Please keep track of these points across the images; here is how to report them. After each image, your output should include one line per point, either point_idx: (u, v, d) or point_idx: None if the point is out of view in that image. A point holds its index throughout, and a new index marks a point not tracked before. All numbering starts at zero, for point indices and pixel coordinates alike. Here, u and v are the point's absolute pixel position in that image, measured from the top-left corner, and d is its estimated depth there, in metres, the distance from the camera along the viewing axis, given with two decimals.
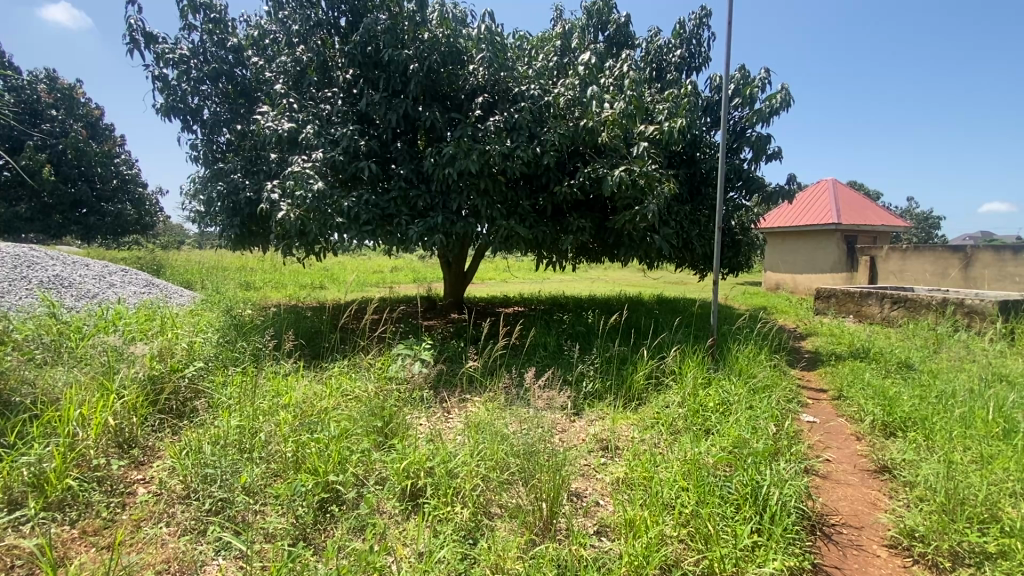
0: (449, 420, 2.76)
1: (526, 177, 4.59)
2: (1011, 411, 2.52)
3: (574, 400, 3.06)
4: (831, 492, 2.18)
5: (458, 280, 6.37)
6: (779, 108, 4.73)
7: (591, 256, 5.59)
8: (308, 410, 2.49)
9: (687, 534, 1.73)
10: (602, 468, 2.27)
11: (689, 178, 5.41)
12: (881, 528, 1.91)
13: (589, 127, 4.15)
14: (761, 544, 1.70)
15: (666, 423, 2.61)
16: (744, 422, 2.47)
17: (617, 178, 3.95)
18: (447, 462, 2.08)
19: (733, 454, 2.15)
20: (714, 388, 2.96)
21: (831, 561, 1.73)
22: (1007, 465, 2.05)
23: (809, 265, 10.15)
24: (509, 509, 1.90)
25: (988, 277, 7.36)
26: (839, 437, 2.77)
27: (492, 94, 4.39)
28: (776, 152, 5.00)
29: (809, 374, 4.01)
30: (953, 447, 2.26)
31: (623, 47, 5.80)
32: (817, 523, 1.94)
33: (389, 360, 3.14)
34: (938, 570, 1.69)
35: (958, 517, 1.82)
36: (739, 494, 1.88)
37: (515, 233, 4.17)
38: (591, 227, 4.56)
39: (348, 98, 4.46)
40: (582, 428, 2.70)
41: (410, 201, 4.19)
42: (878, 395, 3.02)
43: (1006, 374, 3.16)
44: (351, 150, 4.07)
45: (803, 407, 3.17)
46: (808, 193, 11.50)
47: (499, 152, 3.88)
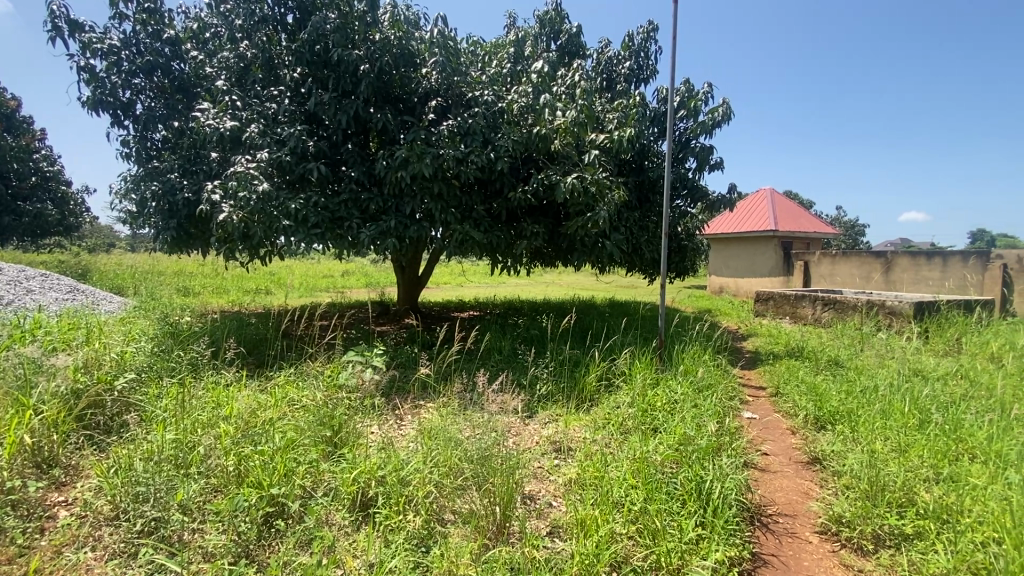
0: (401, 426, 2.72)
1: (480, 181, 4.57)
2: (924, 402, 2.73)
3: (529, 402, 3.10)
4: (769, 484, 2.31)
5: (411, 286, 6.29)
6: (721, 121, 4.98)
7: (545, 261, 5.66)
8: (250, 421, 2.37)
9: (635, 531, 1.77)
10: (554, 470, 2.30)
11: (638, 185, 5.58)
12: (814, 516, 2.04)
13: (542, 135, 4.22)
14: (704, 536, 1.76)
15: (616, 424, 2.68)
16: (689, 420, 2.57)
17: (569, 185, 4.04)
18: (399, 470, 2.06)
19: (679, 451, 2.23)
20: (663, 388, 3.06)
21: (768, 549, 1.84)
22: (921, 454, 2.22)
23: (751, 269, 10.69)
24: (462, 515, 1.88)
25: (906, 281, 7.90)
26: (776, 432, 2.94)
27: (446, 99, 4.37)
28: (718, 163, 5.26)
29: (749, 373, 4.22)
30: (875, 437, 2.43)
31: (575, 56, 5.93)
32: (756, 514, 2.04)
33: (338, 367, 3.05)
34: (862, 552, 1.81)
35: (879, 502, 1.96)
36: (684, 490, 1.94)
37: (469, 238, 4.18)
38: (545, 232, 4.63)
39: (295, 97, 4.33)
40: (536, 432, 2.72)
41: (361, 204, 4.14)
42: (810, 391, 3.23)
43: (921, 369, 3.45)
44: (299, 150, 3.97)
45: (743, 404, 3.34)
46: (748, 202, 12.13)
47: (452, 157, 3.86)
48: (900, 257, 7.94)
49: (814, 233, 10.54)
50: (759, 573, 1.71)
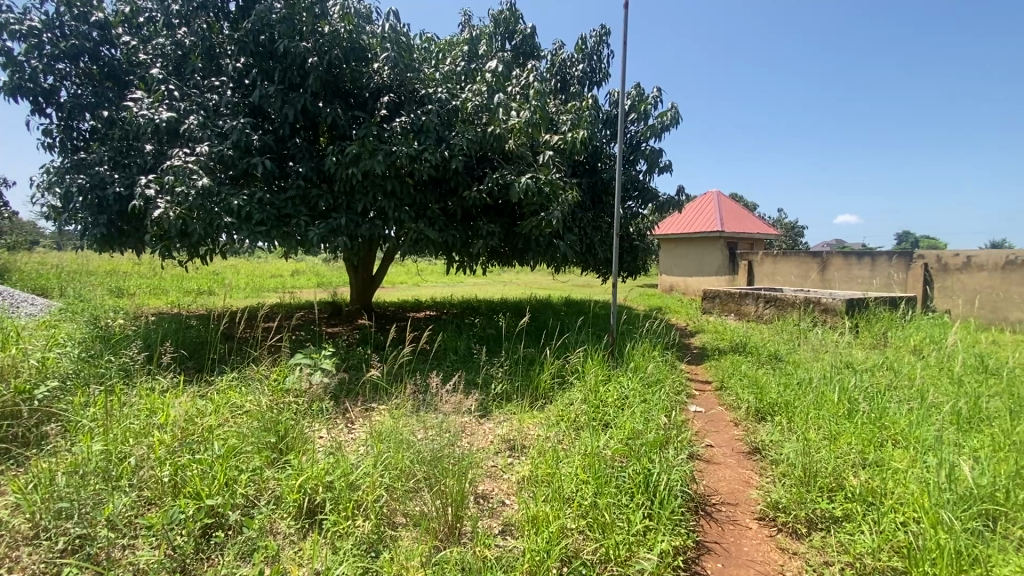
0: (352, 430, 2.65)
1: (434, 179, 4.52)
2: (852, 392, 2.91)
3: (483, 402, 3.10)
4: (713, 474, 2.41)
5: (365, 286, 6.15)
6: (669, 125, 5.14)
7: (501, 261, 5.67)
8: (188, 429, 2.25)
9: (585, 524, 1.80)
10: (508, 468, 2.30)
11: (592, 186, 5.68)
12: (753, 503, 2.14)
13: (496, 134, 4.23)
14: (651, 527, 1.82)
15: (569, 421, 2.72)
16: (638, 415, 2.65)
17: (523, 184, 4.06)
18: (348, 475, 2.01)
19: (628, 445, 2.29)
20: (614, 384, 3.14)
21: (712, 536, 1.92)
22: (849, 442, 2.36)
23: (699, 269, 11.10)
24: (413, 518, 1.86)
25: (838, 278, 8.40)
26: (720, 424, 3.07)
27: (398, 95, 4.31)
28: (667, 166, 5.43)
29: (696, 368, 4.38)
30: (809, 427, 2.58)
31: (529, 57, 5.97)
32: (700, 503, 2.13)
33: (285, 370, 2.95)
34: (796, 535, 1.91)
35: (812, 487, 2.08)
36: (633, 482, 1.99)
37: (423, 237, 4.12)
38: (500, 232, 4.63)
39: (239, 88, 4.13)
40: (490, 431, 2.72)
41: (309, 201, 4.02)
42: (752, 384, 3.39)
43: (851, 362, 3.69)
44: (242, 144, 3.80)
45: (689, 399, 3.47)
46: (696, 204, 12.60)
47: (405, 154, 3.80)
48: (834, 257, 8.43)
49: (757, 234, 11.07)
50: (703, 561, 1.78)
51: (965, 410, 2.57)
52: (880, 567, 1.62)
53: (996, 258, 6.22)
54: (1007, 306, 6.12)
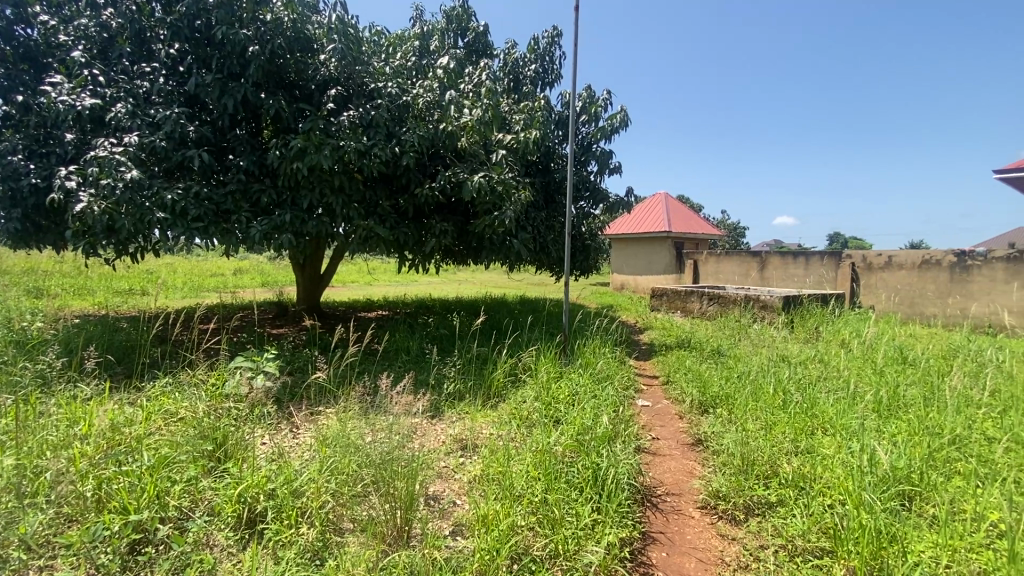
0: (297, 435, 2.56)
1: (384, 176, 4.42)
2: (786, 383, 3.08)
3: (435, 402, 3.07)
4: (659, 465, 2.49)
5: (312, 284, 5.93)
6: (619, 127, 5.27)
7: (455, 259, 5.63)
8: (115, 438, 2.09)
9: (535, 521, 1.81)
10: (459, 468, 2.29)
11: (545, 186, 5.74)
12: (695, 493, 2.23)
13: (448, 131, 4.19)
14: (599, 521, 1.85)
15: (521, 418, 2.73)
16: (588, 411, 2.70)
17: (476, 183, 4.04)
18: (291, 481, 1.95)
19: (579, 441, 2.33)
20: (566, 381, 3.19)
21: (657, 527, 1.98)
22: (783, 431, 2.50)
23: (648, 267, 11.45)
24: (361, 523, 1.81)
25: (776, 276, 8.77)
26: (666, 417, 3.18)
27: (346, 88, 4.18)
28: (617, 167, 5.57)
29: (644, 364, 4.51)
30: (748, 417, 2.72)
31: (482, 55, 5.95)
32: (646, 495, 2.20)
33: (224, 375, 2.80)
34: (734, 521, 2.00)
35: (749, 475, 2.18)
36: (582, 478, 2.03)
37: (374, 234, 4.03)
38: (453, 230, 4.59)
39: (172, 76, 3.89)
40: (442, 431, 2.70)
41: (251, 197, 3.84)
42: (696, 378, 3.55)
43: (786, 355, 3.91)
44: (176, 135, 3.57)
45: (638, 393, 3.58)
46: (645, 205, 12.98)
47: (354, 150, 3.69)
48: (772, 257, 8.82)
49: (701, 234, 11.54)
50: (648, 551, 1.83)
51: (885, 398, 2.77)
52: (809, 548, 1.72)
53: (913, 258, 6.72)
54: (923, 303, 6.66)
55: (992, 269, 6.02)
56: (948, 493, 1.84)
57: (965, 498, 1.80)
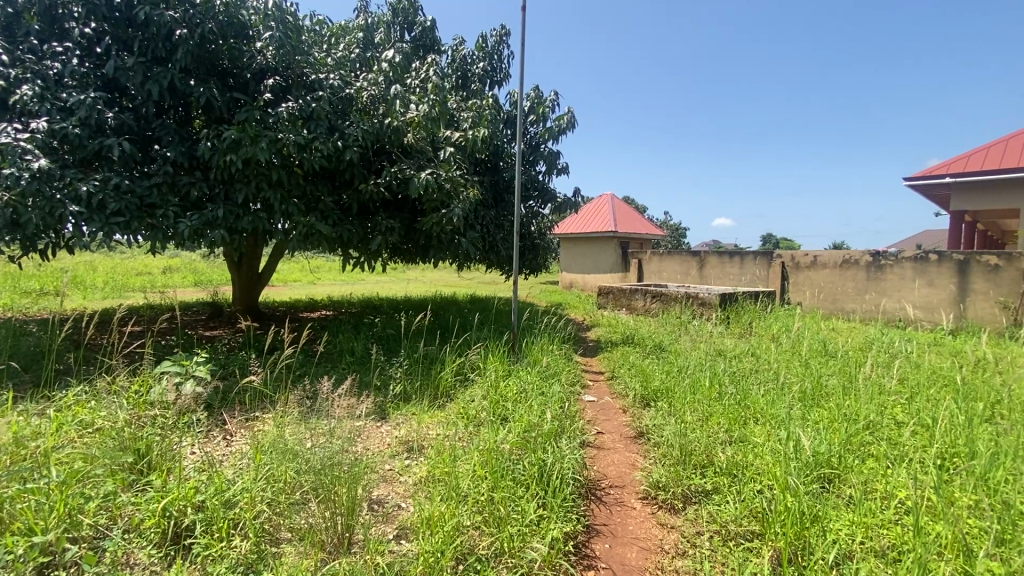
0: (231, 443, 2.42)
1: (326, 171, 4.27)
2: (722, 377, 3.24)
3: (381, 404, 3.00)
4: (602, 459, 2.55)
5: (249, 284, 5.62)
6: (566, 128, 5.35)
7: (403, 258, 5.53)
8: (19, 454, 1.90)
9: (480, 520, 1.80)
10: (405, 470, 2.24)
11: (493, 184, 5.74)
12: (638, 484, 2.30)
13: (394, 127, 4.09)
14: (544, 516, 1.87)
15: (469, 417, 2.72)
16: (535, 408, 2.72)
17: (423, 180, 3.97)
18: (223, 492, 1.84)
19: (525, 438, 2.34)
20: (514, 379, 3.21)
21: (600, 519, 2.03)
22: (719, 422, 2.62)
23: (595, 266, 11.72)
24: (299, 532, 1.74)
25: (714, 274, 9.17)
26: (610, 411, 3.27)
27: (285, 79, 4.00)
28: (565, 167, 5.65)
29: (591, 360, 4.61)
30: (687, 409, 2.84)
31: (429, 51, 5.86)
32: (591, 488, 2.24)
33: (148, 381, 2.61)
34: (673, 510, 2.08)
35: (687, 465, 2.27)
36: (528, 475, 2.04)
37: (315, 231, 3.88)
38: (400, 228, 4.50)
39: (89, 58, 3.58)
40: (387, 434, 2.63)
41: (180, 190, 3.59)
42: (639, 373, 3.67)
43: (723, 350, 4.11)
44: (92, 122, 3.29)
45: (584, 389, 3.65)
46: (592, 206, 13.27)
47: (293, 143, 3.54)
48: (710, 256, 9.21)
49: (645, 234, 11.93)
50: (591, 543, 1.87)
51: (809, 388, 2.97)
52: (741, 532, 1.81)
53: (835, 258, 7.22)
54: (844, 299, 7.16)
55: (901, 268, 6.54)
56: (863, 474, 1.99)
57: (878, 479, 1.95)
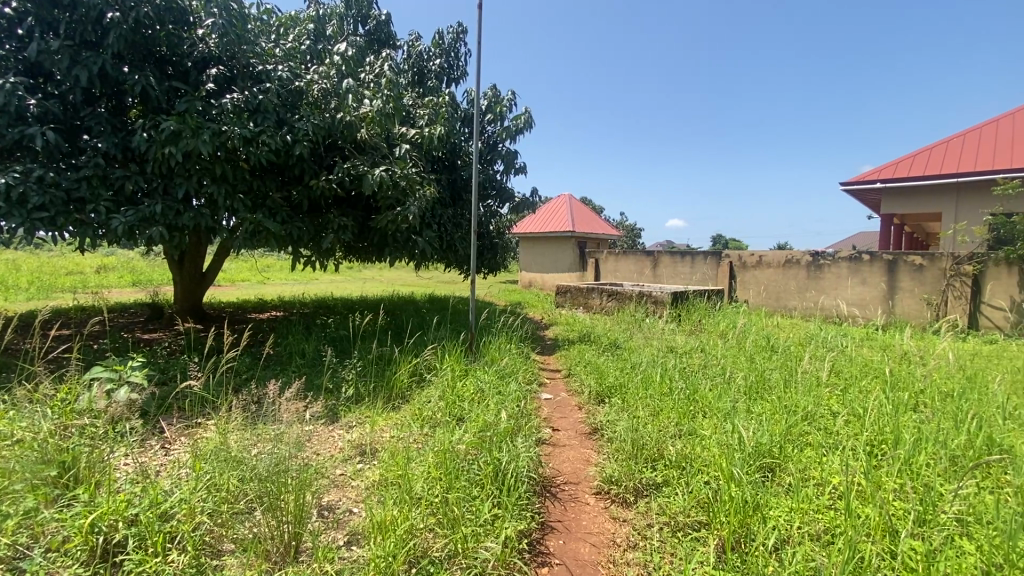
0: (170, 452, 2.29)
1: (275, 166, 4.11)
2: (673, 372, 3.35)
3: (333, 407, 2.92)
4: (558, 456, 2.58)
5: (192, 286, 5.33)
6: (523, 128, 5.37)
7: (358, 256, 5.39)
8: None
9: (434, 522, 1.77)
10: (357, 474, 2.19)
11: (451, 183, 5.69)
12: (592, 479, 2.34)
13: (346, 122, 3.98)
14: (499, 516, 1.87)
15: (424, 418, 2.68)
16: (491, 408, 2.72)
17: (377, 177, 3.88)
18: (158, 504, 1.73)
19: (481, 437, 2.34)
20: (470, 379, 3.20)
21: (555, 515, 2.05)
22: (669, 416, 2.71)
23: (554, 266, 11.85)
24: (243, 543, 1.67)
25: (667, 273, 9.44)
26: (566, 408, 3.31)
27: (230, 69, 3.82)
28: (522, 167, 5.68)
29: (548, 359, 4.66)
30: (640, 405, 2.91)
31: (384, 45, 5.75)
32: (546, 485, 2.26)
33: (76, 388, 2.44)
34: (625, 503, 2.13)
35: (639, 460, 2.33)
36: (483, 474, 2.04)
37: (263, 229, 3.73)
38: (354, 226, 4.39)
39: (7, 39, 3.30)
40: (339, 438, 2.56)
41: (113, 183, 3.37)
42: (594, 370, 3.73)
43: (674, 346, 4.24)
44: (11, 109, 3.04)
45: (541, 387, 3.69)
46: (550, 206, 13.40)
47: (238, 136, 3.39)
48: (663, 256, 9.46)
49: (602, 234, 12.16)
50: (546, 540, 1.89)
51: (754, 382, 3.10)
52: (688, 522, 1.88)
53: (778, 258, 7.59)
54: (787, 296, 7.54)
55: (838, 268, 6.95)
56: (801, 462, 2.10)
57: (814, 466, 2.06)
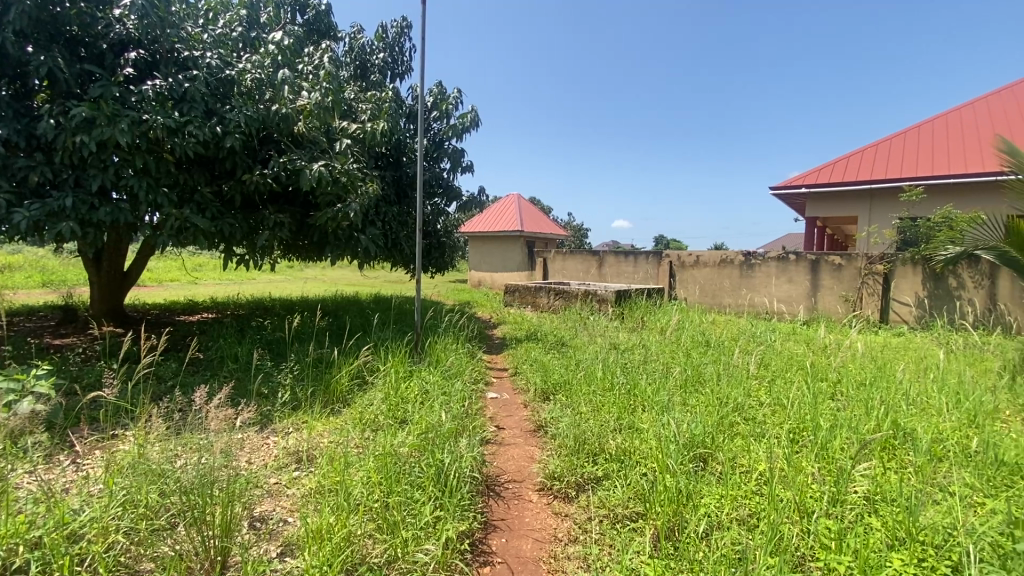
0: (82, 467, 2.11)
1: (203, 159, 3.86)
2: (615, 368, 3.44)
3: (268, 413, 2.79)
4: (502, 454, 2.59)
5: (112, 287, 4.92)
6: (470, 127, 5.34)
7: (297, 255, 5.17)
8: None
9: (373, 527, 1.73)
10: (293, 482, 2.10)
11: (396, 180, 5.58)
12: (535, 476, 2.37)
13: (282, 114, 3.80)
14: (441, 517, 1.85)
15: (365, 422, 2.61)
16: (435, 408, 2.69)
17: (316, 172, 3.73)
18: (66, 524, 1.58)
19: (424, 439, 2.30)
20: (415, 380, 3.15)
21: (498, 514, 2.06)
22: (610, 411, 2.78)
23: (503, 265, 11.89)
24: (165, 561, 1.56)
25: (611, 272, 9.67)
26: (512, 406, 3.33)
27: (153, 54, 3.56)
28: (469, 165, 5.65)
29: (496, 357, 4.66)
30: (583, 401, 2.97)
31: (324, 36, 5.55)
32: (490, 485, 2.27)
33: None
34: (567, 498, 2.17)
35: (581, 454, 2.38)
36: (425, 476, 2.01)
37: (190, 225, 3.50)
38: (291, 223, 4.20)
39: None
40: (274, 445, 2.45)
41: (14, 174, 3.06)
42: (540, 368, 3.78)
43: (618, 343, 4.37)
44: None
45: (488, 386, 3.69)
46: (499, 205, 13.44)
47: (162, 126, 3.16)
48: (608, 255, 9.68)
49: (550, 234, 12.32)
50: (488, 539, 1.89)
51: (690, 376, 3.25)
52: (626, 514, 1.93)
53: (714, 258, 7.96)
54: (722, 294, 7.93)
55: (767, 267, 7.38)
56: (731, 451, 2.21)
57: (742, 455, 2.18)
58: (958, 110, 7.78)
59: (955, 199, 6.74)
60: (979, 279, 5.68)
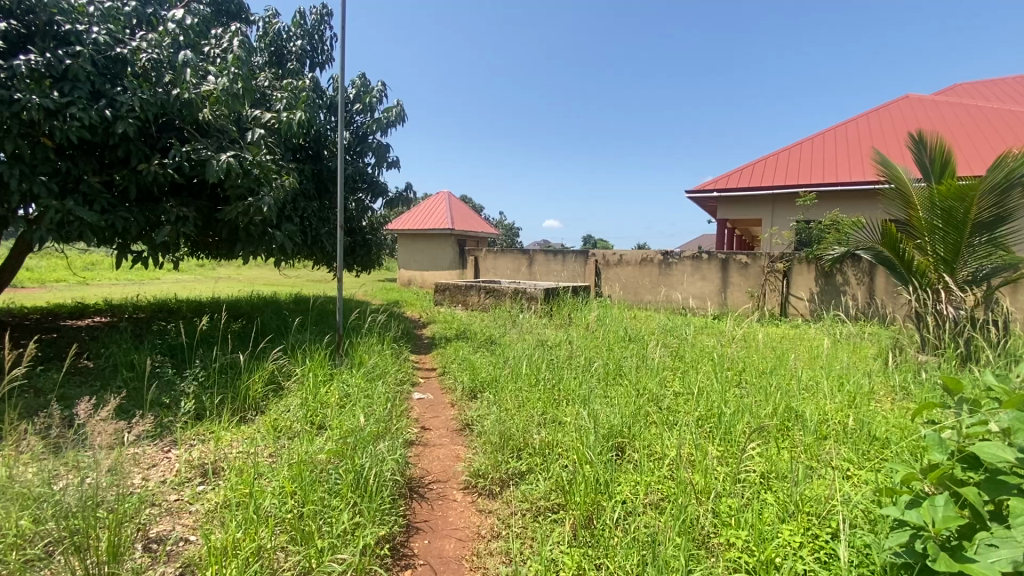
0: None
1: (91, 146, 3.47)
2: (541, 364, 3.51)
3: (169, 425, 2.56)
4: (427, 456, 2.56)
5: None
6: (395, 122, 5.21)
7: (205, 252, 4.78)
8: None
9: (285, 539, 1.64)
10: (197, 497, 1.94)
11: (316, 174, 5.32)
12: (459, 475, 2.36)
13: (184, 99, 3.49)
14: (360, 523, 1.79)
15: (280, 430, 2.47)
16: (356, 412, 2.60)
17: (223, 163, 3.46)
18: None
19: (344, 443, 2.22)
20: (335, 383, 3.02)
21: (421, 516, 2.03)
22: (535, 406, 2.83)
23: (432, 264, 11.73)
24: None
25: (540, 270, 9.83)
26: (438, 407, 3.29)
27: (27, 25, 3.16)
28: (395, 161, 5.51)
29: (424, 357, 4.59)
30: (509, 398, 3.00)
31: (234, 19, 5.19)
32: (413, 487, 2.23)
33: None
34: (490, 495, 2.18)
35: (505, 450, 2.40)
36: (344, 482, 1.94)
37: (75, 219, 3.13)
38: (196, 217, 3.88)
39: None
40: (175, 460, 2.26)
41: None
42: (467, 367, 3.77)
43: (545, 339, 4.46)
44: None
45: (414, 386, 3.62)
46: (428, 202, 13.26)
47: (37, 106, 2.82)
48: (536, 254, 9.85)
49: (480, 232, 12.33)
50: (410, 542, 1.86)
51: (611, 369, 3.38)
52: (548, 506, 1.97)
53: (635, 257, 8.34)
54: (643, 291, 8.32)
55: (683, 266, 7.84)
56: (646, 439, 2.32)
57: (656, 442, 2.31)
58: (845, 125, 8.69)
59: (841, 204, 7.52)
60: (860, 277, 6.37)
